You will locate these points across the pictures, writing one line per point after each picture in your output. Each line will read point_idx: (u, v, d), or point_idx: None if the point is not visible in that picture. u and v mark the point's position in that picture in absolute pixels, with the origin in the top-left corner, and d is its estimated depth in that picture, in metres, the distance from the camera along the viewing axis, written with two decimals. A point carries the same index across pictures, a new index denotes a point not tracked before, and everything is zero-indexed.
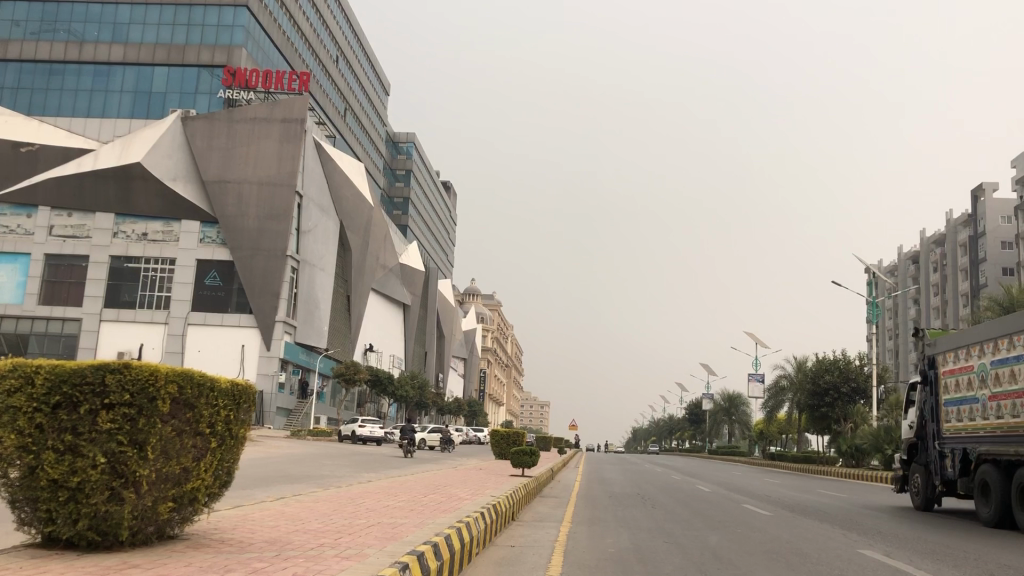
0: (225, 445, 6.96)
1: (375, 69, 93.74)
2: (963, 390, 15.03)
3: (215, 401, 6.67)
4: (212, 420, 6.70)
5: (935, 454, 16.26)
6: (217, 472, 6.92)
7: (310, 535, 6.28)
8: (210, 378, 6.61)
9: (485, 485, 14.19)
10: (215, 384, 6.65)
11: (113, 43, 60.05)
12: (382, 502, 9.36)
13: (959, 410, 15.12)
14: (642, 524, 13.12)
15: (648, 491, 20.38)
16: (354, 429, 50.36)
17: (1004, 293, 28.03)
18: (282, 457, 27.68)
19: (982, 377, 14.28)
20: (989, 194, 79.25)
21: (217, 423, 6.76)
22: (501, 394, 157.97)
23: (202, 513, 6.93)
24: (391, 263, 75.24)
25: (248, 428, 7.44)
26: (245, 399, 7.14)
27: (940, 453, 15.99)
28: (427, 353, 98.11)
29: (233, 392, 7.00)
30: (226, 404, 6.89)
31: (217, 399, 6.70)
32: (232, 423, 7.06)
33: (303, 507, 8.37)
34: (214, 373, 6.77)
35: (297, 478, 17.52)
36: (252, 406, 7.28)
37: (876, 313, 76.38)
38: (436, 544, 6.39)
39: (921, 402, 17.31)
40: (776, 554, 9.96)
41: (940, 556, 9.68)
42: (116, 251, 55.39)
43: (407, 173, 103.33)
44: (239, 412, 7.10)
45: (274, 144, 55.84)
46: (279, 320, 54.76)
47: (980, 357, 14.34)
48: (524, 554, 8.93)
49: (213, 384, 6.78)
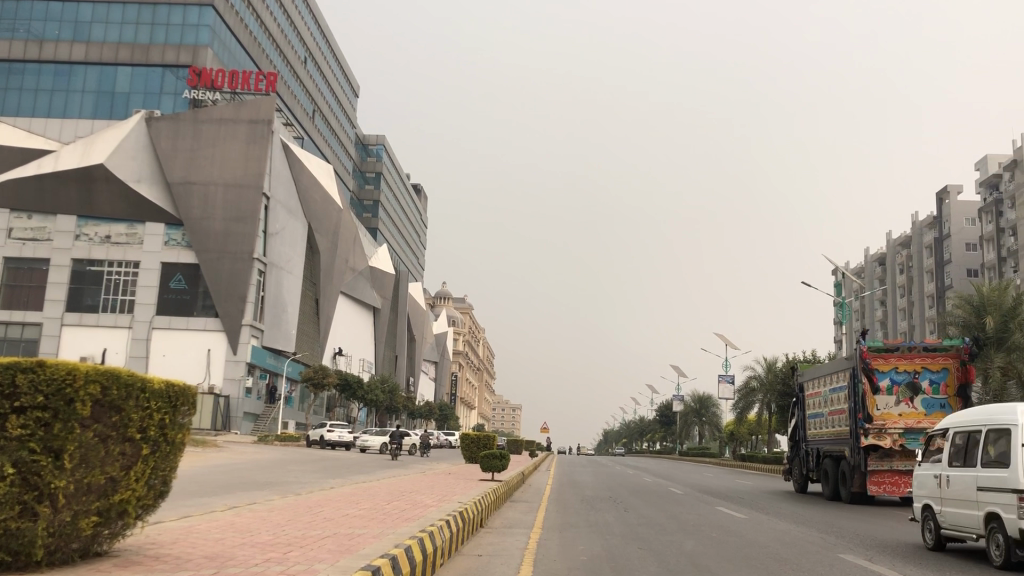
0: (159, 451, 6.43)
1: (344, 70, 92.87)
2: (819, 408, 21.81)
3: (147, 403, 6.16)
4: (143, 425, 6.19)
5: (807, 452, 22.73)
6: (151, 480, 6.40)
7: (254, 549, 5.78)
8: (140, 378, 6.10)
9: (453, 491, 13.73)
10: (146, 385, 6.14)
11: (75, 42, 58.81)
12: (344, 512, 8.90)
13: (816, 421, 21.90)
14: (615, 530, 12.72)
15: (622, 495, 20.01)
16: (322, 434, 49.65)
17: (976, 291, 28.03)
18: (246, 463, 27.07)
19: (828, 400, 21.06)
20: (954, 197, 80.14)
21: (149, 428, 6.26)
22: (472, 397, 157.19)
23: (133, 527, 6.39)
24: (360, 266, 74.49)
25: (189, 432, 6.90)
26: (184, 401, 6.64)
27: (808, 453, 22.74)
28: (398, 357, 97.29)
29: (170, 394, 6.49)
30: (161, 408, 6.39)
31: (150, 402, 6.20)
32: (170, 426, 6.55)
33: (257, 519, 7.90)
34: (147, 374, 6.27)
35: (258, 485, 16.95)
36: (192, 408, 6.77)
37: (845, 313, 76.80)
38: (394, 557, 5.89)
39: (798, 417, 24.01)
40: (754, 560, 9.59)
41: (923, 561, 9.35)
42: (78, 254, 54.20)
43: (376, 176, 102.52)
44: (178, 414, 6.59)
45: (240, 145, 54.92)
46: (245, 324, 53.91)
47: (828, 387, 21.06)
48: (492, 564, 8.48)
49: (145, 384, 6.28)
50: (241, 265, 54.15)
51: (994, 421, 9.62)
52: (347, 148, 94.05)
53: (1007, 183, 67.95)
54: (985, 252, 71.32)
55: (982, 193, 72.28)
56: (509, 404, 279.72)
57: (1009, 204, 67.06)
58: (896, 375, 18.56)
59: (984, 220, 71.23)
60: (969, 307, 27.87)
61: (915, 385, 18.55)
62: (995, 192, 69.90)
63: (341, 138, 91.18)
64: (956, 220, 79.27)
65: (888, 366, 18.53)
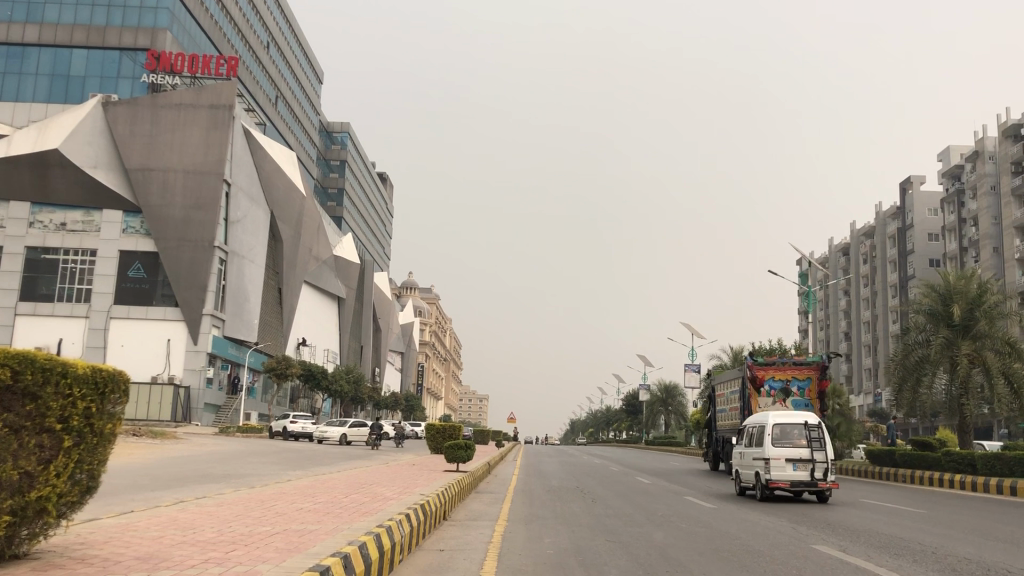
0: (85, 444, 5.87)
1: (308, 56, 91.54)
2: (723, 405, 27.95)
3: (69, 391, 5.62)
4: (65, 415, 5.63)
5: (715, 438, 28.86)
6: (75, 475, 5.82)
7: (193, 549, 5.29)
8: (60, 363, 5.56)
9: (415, 483, 13.33)
10: (67, 371, 5.60)
11: (28, 23, 57.16)
12: (298, 507, 8.44)
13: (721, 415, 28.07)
14: (581, 522, 12.38)
15: (588, 485, 19.72)
16: (286, 425, 48.96)
17: (941, 280, 28.10)
18: (205, 455, 26.44)
19: (728, 399, 27.17)
20: (917, 187, 81.07)
21: (73, 418, 5.70)
22: (438, 388, 156.57)
23: (55, 528, 5.79)
24: (324, 255, 73.55)
25: (120, 425, 6.36)
26: (112, 389, 6.11)
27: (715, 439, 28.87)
28: (363, 347, 96.42)
29: (96, 380, 5.96)
30: (87, 396, 5.84)
31: (72, 389, 5.65)
32: (97, 417, 5.99)
33: (204, 517, 7.42)
34: (69, 358, 5.72)
35: (214, 478, 16.48)
36: (123, 397, 6.24)
37: (809, 303, 77.35)
38: (348, 556, 5.44)
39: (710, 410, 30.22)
40: (727, 553, 9.28)
41: (899, 551, 9.10)
42: (32, 242, 52.92)
43: (341, 164, 101.36)
44: (106, 403, 6.05)
45: (201, 131, 53.89)
46: (206, 313, 52.91)
47: (728, 389, 27.21)
48: (454, 560, 8.08)
49: (68, 369, 5.74)
50: (202, 253, 53.16)
51: (770, 420, 15.98)
52: (311, 136, 92.85)
53: (968, 173, 68.70)
54: (947, 242, 72.13)
55: (944, 184, 73.07)
56: (475, 394, 279.29)
57: (971, 195, 67.85)
58: (774, 382, 23.96)
59: (946, 211, 71.99)
60: (935, 295, 27.97)
61: (787, 389, 23.93)
62: (957, 183, 70.68)
63: (305, 125, 89.93)
64: (919, 210, 80.19)
65: (768, 377, 23.84)
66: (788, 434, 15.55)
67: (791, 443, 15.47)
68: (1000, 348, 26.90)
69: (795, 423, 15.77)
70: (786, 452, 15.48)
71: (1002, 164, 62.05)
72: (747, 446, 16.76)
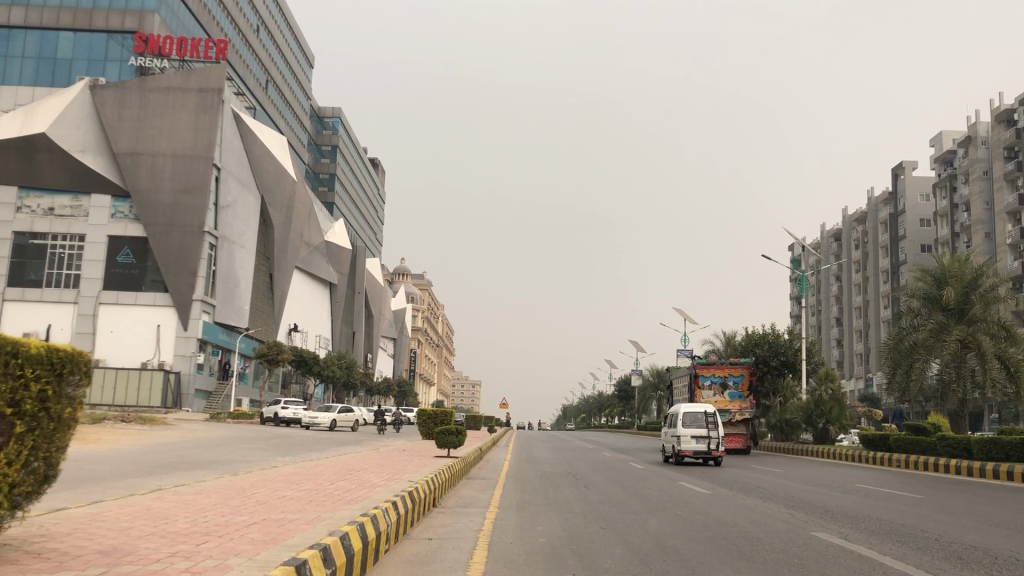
0: (40, 430, 5.52)
1: (298, 40, 90.68)
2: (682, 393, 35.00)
3: (22, 372, 5.28)
4: (18, 398, 5.30)
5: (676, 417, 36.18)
6: (30, 462, 5.48)
7: (160, 542, 4.97)
8: (11, 342, 5.21)
9: (404, 469, 13.05)
10: (20, 349, 5.25)
11: (13, 5, 56.33)
12: (281, 495, 8.14)
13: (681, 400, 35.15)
14: (574, 509, 12.10)
15: (580, 470, 19.48)
16: (277, 411, 48.73)
17: (936, 263, 27.90)
18: (195, 441, 26.16)
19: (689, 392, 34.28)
20: (909, 173, 80.94)
21: (26, 401, 5.35)
22: (431, 374, 156.46)
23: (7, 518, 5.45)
24: (315, 240, 73.12)
25: (80, 408, 6.03)
26: (69, 370, 5.77)
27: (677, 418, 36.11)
28: (356, 333, 96.07)
29: (52, 361, 5.61)
30: (44, 376, 5.49)
31: (25, 369, 5.31)
32: (53, 400, 5.65)
33: (179, 506, 7.10)
34: (23, 338, 5.38)
35: (201, 464, 16.18)
36: (82, 379, 5.91)
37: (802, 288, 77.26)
38: (327, 548, 5.13)
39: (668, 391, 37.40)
40: (724, 541, 9.00)
41: (901, 539, 8.84)
42: (20, 227, 52.43)
43: (332, 149, 100.66)
44: (62, 385, 5.70)
45: (189, 116, 53.37)
46: (196, 299, 52.51)
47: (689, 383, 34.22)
48: (443, 549, 7.79)
49: (21, 349, 5.38)
50: (192, 238, 52.71)
51: (681, 408, 22.67)
52: (302, 120, 92.14)
53: (961, 158, 68.43)
54: (939, 228, 72.04)
55: (936, 169, 72.87)
56: (468, 380, 279.34)
57: (963, 180, 67.66)
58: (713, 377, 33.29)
59: (938, 196, 71.81)
60: (929, 279, 27.79)
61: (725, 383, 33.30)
62: (949, 168, 70.51)
63: (295, 110, 89.18)
64: (911, 196, 80.07)
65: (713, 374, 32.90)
66: (693, 419, 22.41)
67: (695, 425, 22.40)
68: (995, 332, 26.73)
69: (697, 410, 22.50)
70: (691, 430, 22.45)
71: (995, 149, 61.81)
72: (667, 425, 23.50)
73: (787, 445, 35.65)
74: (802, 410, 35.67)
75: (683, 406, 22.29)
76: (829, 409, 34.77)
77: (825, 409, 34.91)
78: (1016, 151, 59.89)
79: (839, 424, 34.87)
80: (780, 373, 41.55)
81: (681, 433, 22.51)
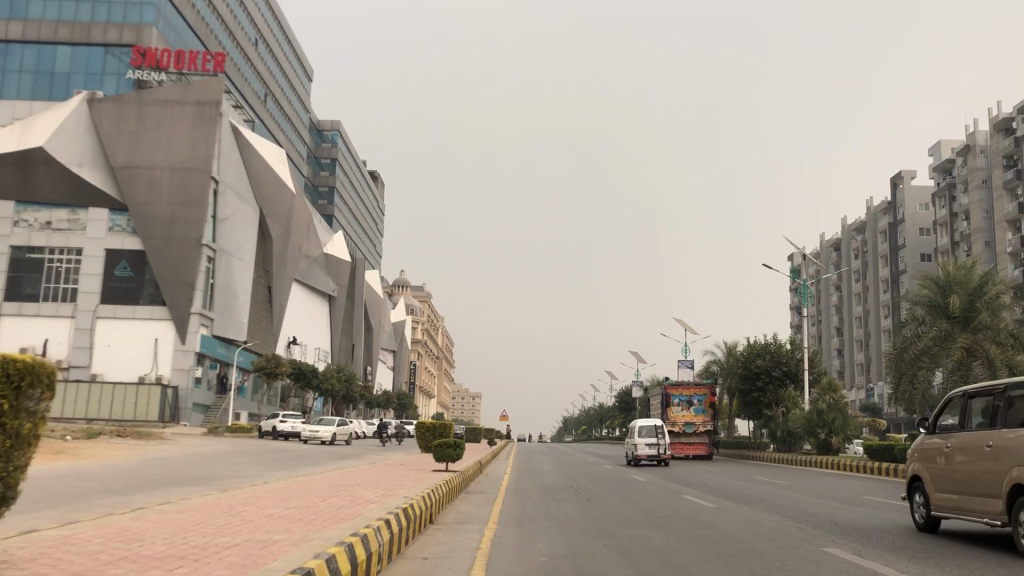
0: None
1: (297, 53, 90.70)
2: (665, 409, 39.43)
3: None
4: None
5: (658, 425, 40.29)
6: None
7: (127, 567, 4.63)
8: None
9: (401, 484, 12.70)
10: None
11: (11, 20, 56.25)
12: (269, 512, 7.85)
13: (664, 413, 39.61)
14: (576, 524, 11.73)
15: (582, 484, 19.11)
16: (275, 425, 48.35)
17: (941, 271, 27.59)
18: (190, 456, 25.78)
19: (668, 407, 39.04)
20: (908, 182, 80.76)
21: None
22: (431, 386, 155.97)
23: None
24: (314, 253, 72.88)
25: (41, 423, 5.72)
26: (28, 383, 5.45)
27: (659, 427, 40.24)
28: (355, 346, 95.64)
29: (9, 373, 5.29)
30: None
31: None
32: (13, 415, 5.34)
33: (161, 527, 6.81)
34: None
35: (195, 479, 15.82)
36: (42, 393, 5.61)
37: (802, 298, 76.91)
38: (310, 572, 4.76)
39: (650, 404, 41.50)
40: (732, 558, 8.63)
41: (918, 557, 8.46)
42: (16, 241, 52.11)
43: (331, 162, 100.59)
44: (20, 399, 5.39)
45: (187, 128, 53.13)
46: (194, 312, 52.19)
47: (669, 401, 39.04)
48: (439, 569, 7.45)
49: None
50: (189, 251, 52.40)
51: (638, 422, 29.74)
52: (301, 133, 92.13)
53: (960, 167, 68.16)
54: (939, 237, 71.80)
55: (935, 178, 72.62)
56: (469, 392, 278.33)
57: (962, 188, 67.40)
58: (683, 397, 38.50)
59: (937, 205, 71.57)
60: (934, 286, 27.44)
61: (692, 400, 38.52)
62: (949, 177, 70.29)
63: (294, 123, 89.11)
64: (911, 205, 79.83)
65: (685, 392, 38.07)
66: (647, 429, 29.45)
67: (649, 434, 29.37)
68: (1002, 340, 26.41)
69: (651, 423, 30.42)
70: (646, 438, 29.31)
71: (994, 158, 61.53)
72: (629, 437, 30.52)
73: (789, 456, 35.25)
74: (803, 421, 35.09)
75: (640, 418, 29.40)
76: (831, 419, 34.16)
77: (826, 420, 34.28)
78: (1015, 160, 59.64)
79: (842, 435, 34.25)
80: (781, 383, 41.12)
81: (637, 441, 29.46)
